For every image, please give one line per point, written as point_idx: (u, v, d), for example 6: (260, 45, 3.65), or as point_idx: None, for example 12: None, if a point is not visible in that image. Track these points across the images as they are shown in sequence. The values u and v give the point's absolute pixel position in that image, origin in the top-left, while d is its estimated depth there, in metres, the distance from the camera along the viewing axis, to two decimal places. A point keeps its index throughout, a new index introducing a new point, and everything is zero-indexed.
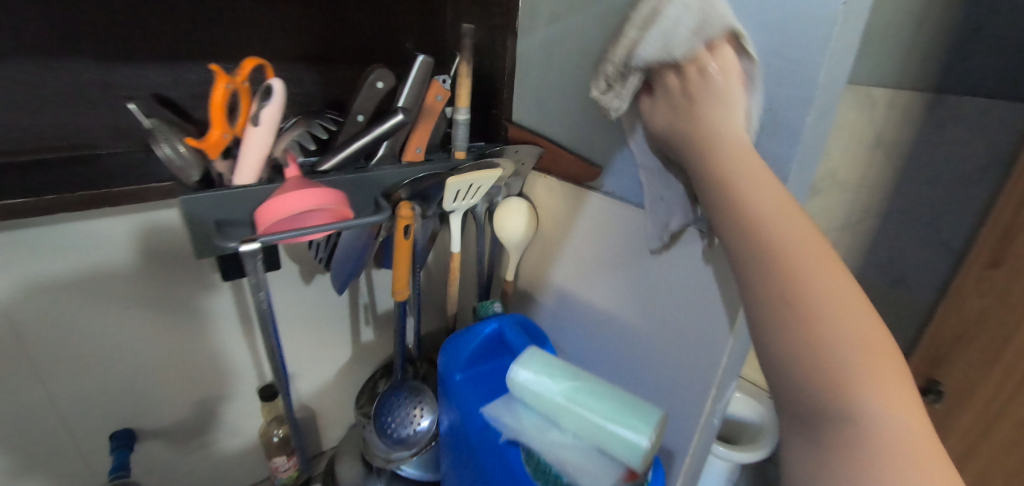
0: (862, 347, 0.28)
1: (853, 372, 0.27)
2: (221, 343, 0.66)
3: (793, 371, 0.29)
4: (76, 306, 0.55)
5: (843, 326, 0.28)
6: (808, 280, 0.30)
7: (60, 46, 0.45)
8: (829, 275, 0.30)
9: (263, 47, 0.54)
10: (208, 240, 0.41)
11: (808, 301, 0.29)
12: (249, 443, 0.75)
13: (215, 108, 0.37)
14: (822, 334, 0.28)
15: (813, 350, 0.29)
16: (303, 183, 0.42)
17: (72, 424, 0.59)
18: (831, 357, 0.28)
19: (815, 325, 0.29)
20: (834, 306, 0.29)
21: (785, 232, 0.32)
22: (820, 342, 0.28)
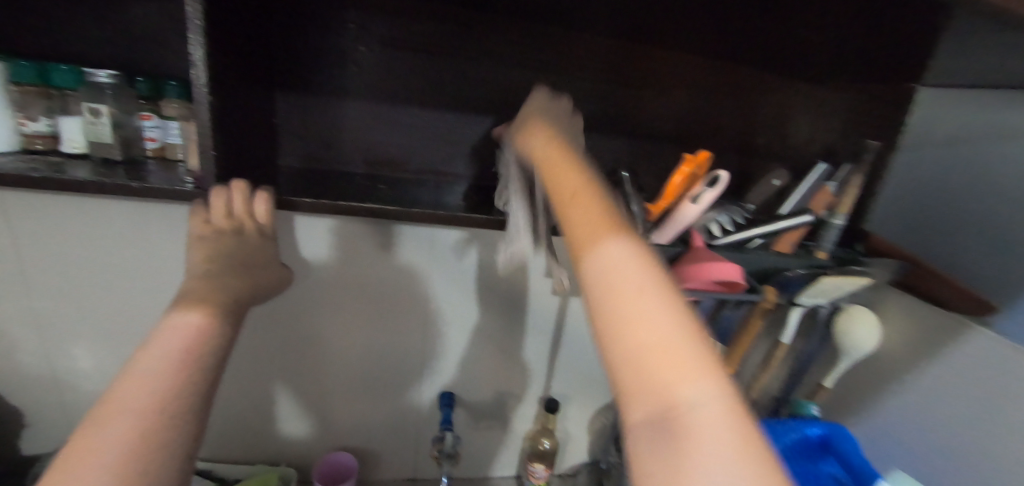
0: (704, 379, 0.27)
1: (695, 405, 0.26)
2: (535, 350, 0.79)
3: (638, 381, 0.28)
4: (463, 291, 0.72)
5: (691, 366, 0.27)
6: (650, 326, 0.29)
7: None
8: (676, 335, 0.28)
9: (650, 127, 0.68)
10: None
11: (647, 336, 0.28)
12: (514, 442, 0.86)
13: (669, 183, 0.49)
14: (665, 377, 0.27)
15: (653, 395, 0.27)
16: (713, 258, 0.50)
17: (426, 374, 0.77)
18: (681, 398, 0.26)
19: (656, 361, 0.27)
20: (663, 343, 0.28)
21: (608, 257, 0.32)
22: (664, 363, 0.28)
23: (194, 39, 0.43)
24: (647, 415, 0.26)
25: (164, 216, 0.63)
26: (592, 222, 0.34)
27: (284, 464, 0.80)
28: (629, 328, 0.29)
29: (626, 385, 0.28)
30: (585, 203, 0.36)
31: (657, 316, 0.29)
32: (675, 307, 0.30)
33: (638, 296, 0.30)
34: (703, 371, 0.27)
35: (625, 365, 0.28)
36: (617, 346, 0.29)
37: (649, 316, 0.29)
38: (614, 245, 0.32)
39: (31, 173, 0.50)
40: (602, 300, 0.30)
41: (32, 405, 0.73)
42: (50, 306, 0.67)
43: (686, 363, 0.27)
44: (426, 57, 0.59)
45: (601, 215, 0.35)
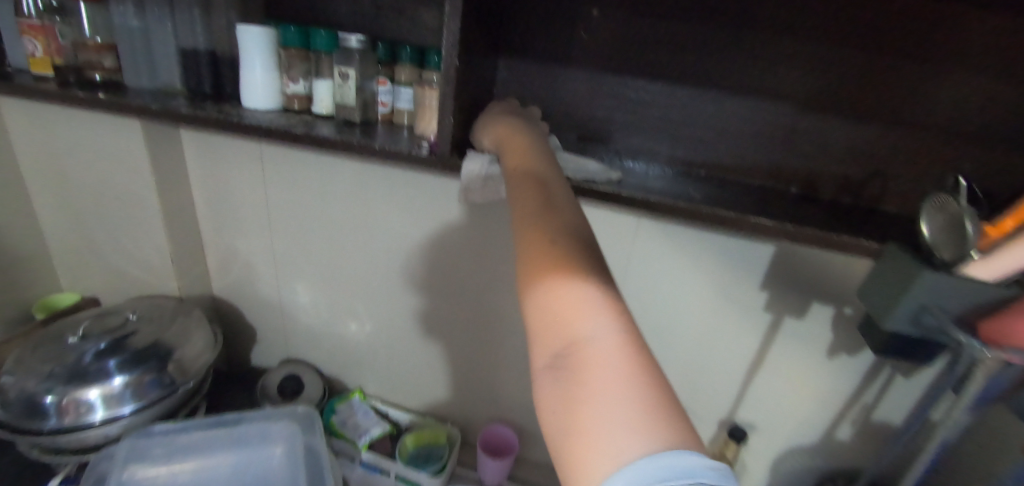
0: (604, 316, 0.24)
1: (596, 340, 0.23)
2: (728, 366, 0.69)
3: (548, 323, 0.25)
4: (655, 288, 0.66)
5: (597, 305, 0.24)
6: (556, 264, 0.26)
7: (775, 93, 0.54)
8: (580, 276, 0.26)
9: (948, 120, 0.51)
10: (905, 316, 0.41)
11: (552, 273, 0.26)
12: None
13: None
14: (562, 316, 0.24)
15: (555, 335, 0.24)
16: None
17: None
18: (581, 338, 0.23)
19: (560, 293, 0.25)
20: (566, 286, 0.25)
21: (528, 216, 0.30)
22: (569, 301, 0.25)
23: (450, 7, 0.43)
24: (548, 360, 0.23)
25: (384, 177, 0.67)
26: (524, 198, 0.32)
27: (449, 423, 0.84)
28: (558, 303, 0.25)
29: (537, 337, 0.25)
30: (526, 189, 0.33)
31: (583, 287, 0.25)
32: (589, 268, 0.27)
33: (576, 296, 0.25)
34: (606, 310, 0.24)
35: (541, 332, 0.25)
36: (534, 300, 0.26)
37: (556, 268, 0.26)
38: (585, 301, 0.24)
39: (293, 130, 0.56)
40: (543, 288, 0.26)
41: (263, 325, 0.86)
42: (284, 246, 0.77)
43: (581, 303, 0.24)
44: (665, 23, 0.52)
45: (534, 190, 0.33)
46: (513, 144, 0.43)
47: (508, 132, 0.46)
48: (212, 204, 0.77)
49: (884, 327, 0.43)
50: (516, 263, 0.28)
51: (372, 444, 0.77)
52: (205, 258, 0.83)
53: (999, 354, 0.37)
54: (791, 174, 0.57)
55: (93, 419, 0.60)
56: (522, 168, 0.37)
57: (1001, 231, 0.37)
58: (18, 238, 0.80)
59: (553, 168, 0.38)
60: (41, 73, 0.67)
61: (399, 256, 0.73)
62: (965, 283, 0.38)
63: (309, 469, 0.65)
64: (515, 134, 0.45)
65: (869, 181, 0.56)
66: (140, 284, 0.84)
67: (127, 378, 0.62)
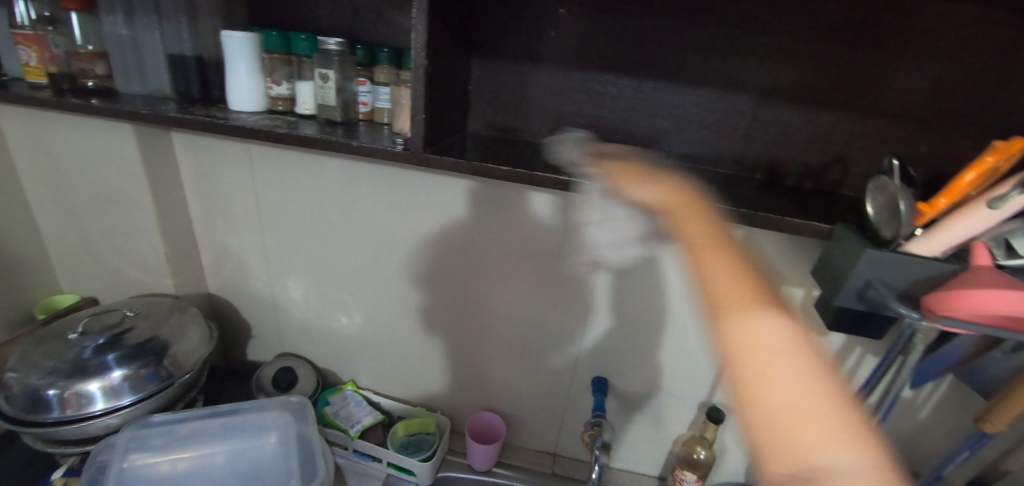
0: (847, 446, 0.31)
1: (842, 466, 0.30)
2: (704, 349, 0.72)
3: (788, 429, 0.32)
4: (630, 275, 0.68)
5: (842, 433, 0.32)
6: (792, 371, 0.34)
7: (736, 84, 0.56)
8: (822, 395, 0.33)
9: (901, 106, 0.53)
10: (853, 291, 0.44)
11: (773, 362, 0.35)
12: (665, 444, 0.81)
13: (960, 179, 0.39)
14: (807, 432, 0.32)
15: (802, 449, 0.31)
16: (1005, 283, 0.37)
17: (581, 358, 0.76)
18: (826, 463, 0.30)
19: (805, 407, 0.33)
20: (812, 405, 0.33)
21: (755, 306, 0.38)
22: (818, 418, 0.32)
23: (418, 10, 0.45)
24: (793, 472, 0.30)
25: (367, 174, 0.69)
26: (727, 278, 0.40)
27: (439, 412, 0.86)
28: (739, 329, 0.36)
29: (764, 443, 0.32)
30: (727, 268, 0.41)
31: (763, 317, 0.37)
32: (779, 305, 0.38)
33: (771, 317, 0.37)
34: (847, 441, 0.32)
35: (772, 426, 0.33)
36: (752, 383, 0.34)
37: (780, 364, 0.35)
38: (764, 326, 0.36)
39: (277, 130, 0.58)
40: (751, 366, 0.34)
41: (257, 321, 0.89)
42: (275, 243, 0.80)
43: (825, 426, 0.32)
44: (629, 20, 0.55)
45: (735, 267, 0.41)
46: (679, 197, 0.50)
47: (658, 190, 0.51)
48: (204, 205, 0.80)
49: (835, 303, 0.45)
50: (746, 362, 0.35)
51: (364, 432, 0.80)
52: (199, 257, 0.86)
53: (926, 321, 0.40)
54: (756, 162, 0.60)
55: (94, 410, 0.63)
56: (710, 235, 0.45)
57: (933, 209, 0.40)
58: (17, 241, 0.83)
59: (707, 200, 0.50)
60: (35, 82, 0.70)
61: (385, 250, 0.75)
62: (906, 258, 0.41)
63: (302, 454, 0.68)
64: (667, 191, 0.51)
65: (829, 167, 0.58)
66: (137, 283, 0.87)
67: (125, 371, 0.65)
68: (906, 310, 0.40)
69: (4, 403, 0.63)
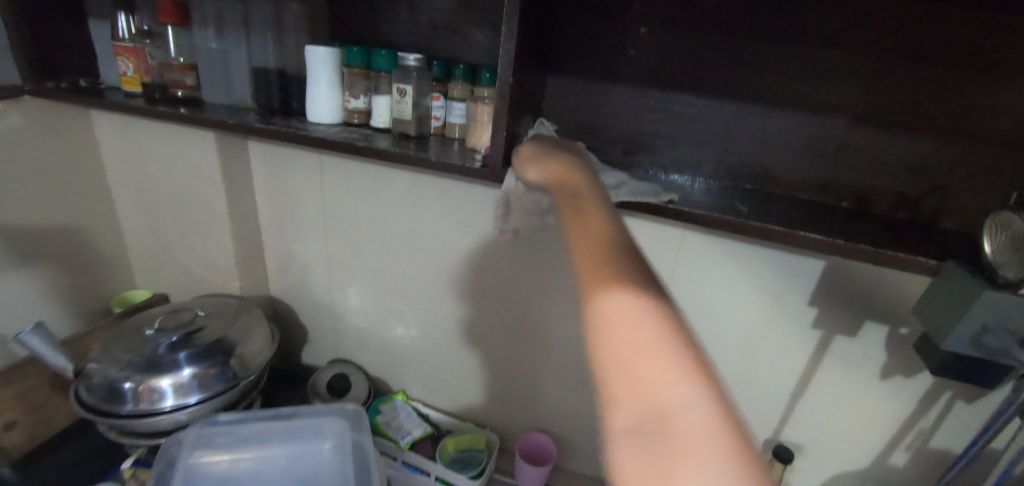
0: (692, 386, 0.23)
1: (690, 414, 0.22)
2: (774, 383, 0.68)
3: (631, 374, 0.24)
4: (698, 301, 0.66)
5: (688, 378, 0.24)
6: (634, 305, 0.27)
7: (825, 107, 0.53)
8: (654, 334, 0.25)
9: (1013, 134, 0.49)
10: (967, 336, 0.40)
11: (624, 320, 0.26)
12: None
13: None
14: (644, 377, 0.24)
15: (640, 399, 0.23)
16: None
17: None
18: (673, 413, 0.22)
19: (639, 344, 0.25)
20: (647, 345, 0.25)
21: (597, 226, 0.33)
22: (655, 355, 0.24)
23: (507, 28, 0.46)
24: (630, 419, 0.23)
25: (435, 187, 0.70)
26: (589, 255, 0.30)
27: (488, 428, 0.85)
28: (604, 309, 0.27)
29: (610, 384, 0.25)
30: (589, 230, 0.33)
31: (629, 299, 0.27)
32: (654, 289, 0.28)
33: (619, 293, 0.27)
34: (697, 379, 0.24)
35: (607, 365, 0.25)
36: (611, 358, 0.25)
37: (637, 336, 0.25)
38: (629, 306, 0.27)
39: (354, 142, 0.60)
40: (594, 291, 0.28)
41: (314, 326, 0.91)
42: (338, 250, 0.82)
43: (665, 369, 0.24)
44: (714, 40, 0.53)
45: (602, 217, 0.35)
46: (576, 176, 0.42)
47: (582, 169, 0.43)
48: (274, 211, 0.83)
49: (943, 346, 0.42)
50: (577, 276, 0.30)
51: (414, 444, 0.79)
52: (264, 260, 0.89)
53: None
54: (844, 189, 0.56)
55: (164, 406, 0.65)
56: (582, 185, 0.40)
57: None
58: (100, 238, 0.88)
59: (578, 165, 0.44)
60: (131, 90, 0.74)
61: (445, 263, 0.76)
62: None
63: (358, 464, 0.68)
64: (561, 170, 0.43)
65: (926, 196, 0.54)
66: (206, 283, 0.91)
67: (195, 370, 0.67)
68: None
69: (85, 392, 0.66)
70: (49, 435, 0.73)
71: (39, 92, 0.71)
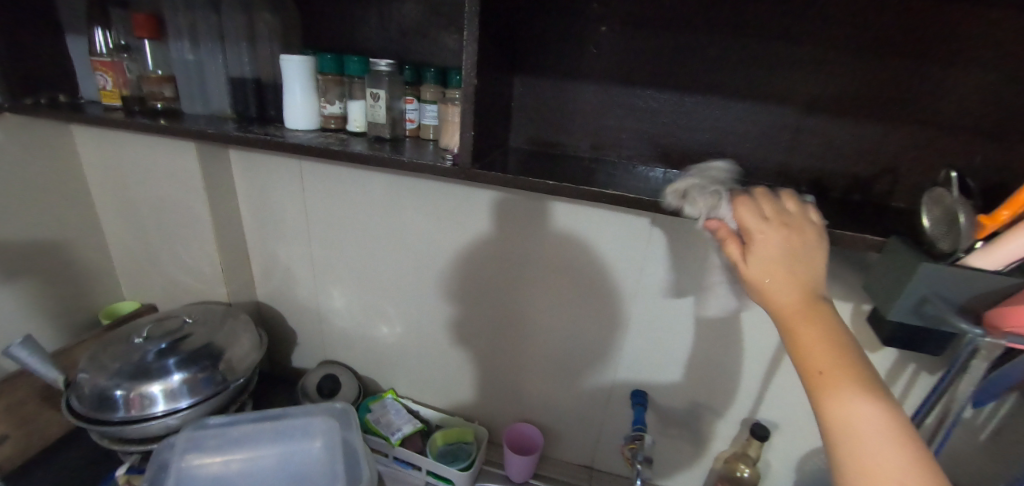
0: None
1: None
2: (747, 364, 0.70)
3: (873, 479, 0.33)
4: (668, 293, 0.68)
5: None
6: (868, 415, 0.34)
7: (777, 96, 0.56)
8: (892, 446, 0.34)
9: (954, 116, 0.52)
10: (908, 305, 0.43)
11: (861, 427, 0.34)
12: (704, 459, 0.79)
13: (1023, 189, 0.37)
14: (880, 479, 0.33)
15: None
16: None
17: (619, 370, 0.75)
18: None
19: (876, 453, 0.33)
20: (886, 459, 0.33)
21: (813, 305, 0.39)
22: (893, 467, 0.33)
23: (469, 32, 0.48)
24: None
25: (413, 187, 0.72)
26: (820, 351, 0.37)
27: (476, 421, 0.87)
28: (841, 413, 0.35)
29: (853, 478, 0.34)
30: (814, 314, 0.39)
31: (865, 406, 0.35)
32: (883, 391, 0.36)
33: (860, 400, 0.35)
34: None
35: (852, 465, 0.34)
36: (852, 460, 0.34)
37: (876, 441, 0.34)
38: (866, 416, 0.35)
39: (330, 147, 0.62)
40: (828, 396, 0.36)
41: (302, 329, 0.92)
42: (321, 253, 0.83)
43: (901, 478, 0.33)
44: (670, 36, 0.56)
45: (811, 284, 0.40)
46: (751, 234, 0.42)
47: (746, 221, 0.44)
48: (257, 217, 0.84)
49: (889, 317, 0.44)
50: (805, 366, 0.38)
51: (404, 440, 0.81)
52: (249, 266, 0.90)
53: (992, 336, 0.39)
54: (800, 173, 0.59)
55: (155, 411, 0.67)
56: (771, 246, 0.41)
57: (996, 221, 0.38)
58: (85, 251, 0.89)
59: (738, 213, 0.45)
60: (110, 104, 0.76)
61: (427, 262, 0.77)
62: (961, 270, 0.39)
63: (347, 460, 0.70)
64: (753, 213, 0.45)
65: (877, 178, 0.57)
66: (192, 291, 0.92)
67: (184, 375, 0.68)
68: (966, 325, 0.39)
69: (76, 401, 0.67)
70: (40, 446, 0.74)
71: (17, 108, 0.72)
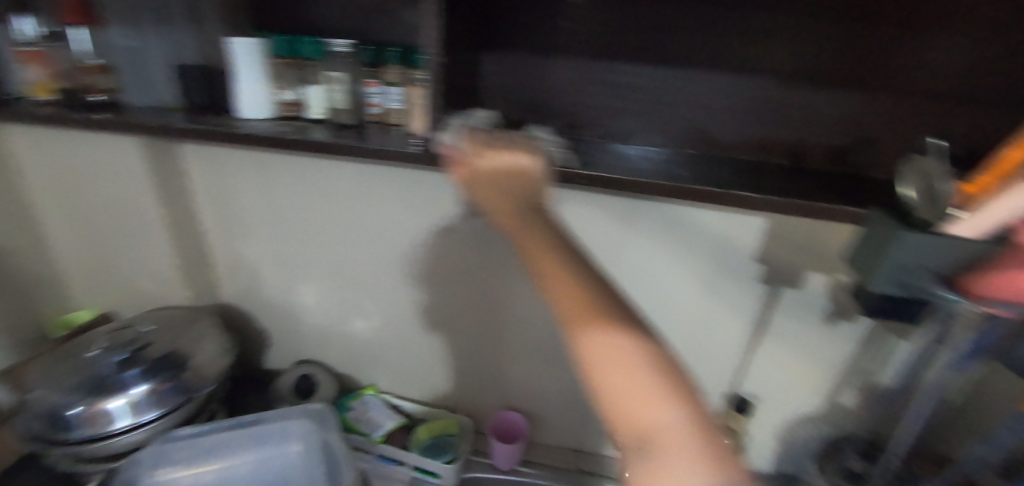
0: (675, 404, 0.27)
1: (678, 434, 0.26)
2: (730, 341, 0.71)
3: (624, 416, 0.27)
4: (651, 280, 0.68)
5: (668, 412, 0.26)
6: (615, 331, 0.29)
7: (755, 67, 0.54)
8: (634, 363, 0.28)
9: (931, 83, 0.51)
10: (891, 276, 0.42)
11: (608, 351, 0.28)
12: None
13: (1004, 158, 0.37)
14: (633, 409, 0.27)
15: (631, 424, 0.26)
16: None
17: None
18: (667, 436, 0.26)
19: (626, 375, 0.27)
20: (633, 383, 0.27)
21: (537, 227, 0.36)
22: (642, 390, 0.27)
23: (430, 6, 0.44)
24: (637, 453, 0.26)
25: (382, 176, 0.69)
26: (565, 282, 0.31)
27: (459, 413, 0.86)
28: (592, 344, 0.28)
29: (608, 412, 0.28)
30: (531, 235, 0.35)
31: (610, 328, 0.29)
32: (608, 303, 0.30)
33: (600, 320, 0.29)
34: (675, 400, 0.27)
35: (603, 398, 0.28)
36: (604, 394, 0.28)
37: (630, 366, 0.28)
38: (611, 333, 0.29)
39: (288, 136, 0.57)
40: (569, 319, 0.30)
41: (274, 329, 0.89)
42: (288, 249, 0.79)
43: (653, 396, 0.27)
44: (644, 6, 0.53)
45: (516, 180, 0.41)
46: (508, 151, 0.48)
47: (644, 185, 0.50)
48: (217, 214, 0.79)
49: (871, 287, 0.44)
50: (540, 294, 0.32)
51: (387, 437, 0.79)
52: (212, 266, 0.85)
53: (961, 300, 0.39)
54: (779, 146, 0.58)
55: (117, 427, 0.62)
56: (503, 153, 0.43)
57: (974, 189, 0.39)
58: (29, 260, 0.83)
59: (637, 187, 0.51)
60: (42, 98, 0.69)
61: (401, 254, 0.75)
62: (943, 240, 0.39)
63: (328, 463, 0.67)
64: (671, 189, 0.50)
65: (855, 148, 0.56)
66: (153, 296, 0.87)
67: (146, 387, 0.64)
68: (945, 292, 0.40)
69: (27, 422, 0.62)
70: None
71: None
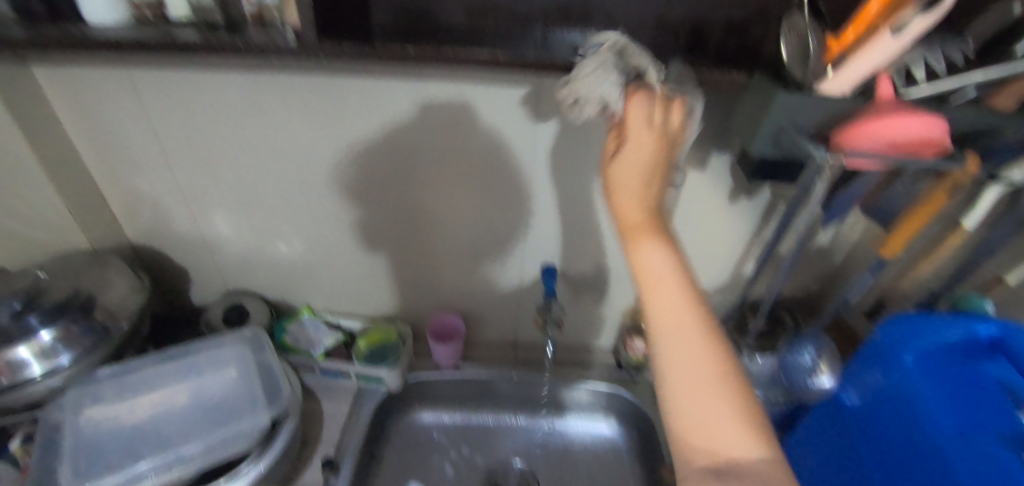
0: (705, 347, 0.38)
1: (699, 364, 0.37)
2: None
3: (664, 330, 0.39)
4: (563, 159, 0.66)
5: (699, 346, 0.38)
6: (663, 273, 0.41)
7: None
8: (685, 305, 0.39)
9: None
10: (768, 138, 0.44)
11: (665, 290, 0.40)
12: (614, 317, 0.87)
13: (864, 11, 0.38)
14: (671, 332, 0.38)
15: (673, 338, 0.38)
16: (904, 109, 0.40)
17: (529, 250, 0.77)
18: (686, 377, 0.37)
19: (675, 313, 0.39)
20: (673, 317, 0.39)
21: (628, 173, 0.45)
22: (684, 321, 0.39)
23: None
24: (676, 363, 0.37)
25: (276, 89, 0.63)
26: (634, 218, 0.44)
27: (399, 322, 0.88)
28: (646, 272, 0.41)
29: (656, 335, 0.39)
30: (623, 183, 0.45)
31: (665, 267, 0.41)
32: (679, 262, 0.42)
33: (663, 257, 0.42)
34: (710, 343, 0.38)
35: (654, 320, 0.40)
36: (658, 321, 0.39)
37: (677, 305, 0.39)
38: (664, 273, 0.41)
39: (145, 40, 0.50)
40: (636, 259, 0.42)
41: (193, 262, 0.85)
42: (188, 177, 0.73)
43: (693, 332, 0.38)
44: None
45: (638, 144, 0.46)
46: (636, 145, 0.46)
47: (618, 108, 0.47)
48: (94, 146, 0.71)
49: (752, 151, 0.46)
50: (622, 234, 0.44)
51: (328, 352, 0.81)
52: (107, 206, 0.78)
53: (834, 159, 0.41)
54: (682, 25, 0.57)
55: (32, 374, 0.60)
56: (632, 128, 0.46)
57: (841, 44, 0.40)
58: None
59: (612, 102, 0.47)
60: None
61: (312, 171, 0.71)
62: (813, 98, 0.41)
63: (265, 380, 0.68)
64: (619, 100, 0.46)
65: (753, 20, 0.57)
66: (44, 246, 0.79)
67: (53, 331, 0.61)
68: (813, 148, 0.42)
69: None
70: None
71: None
